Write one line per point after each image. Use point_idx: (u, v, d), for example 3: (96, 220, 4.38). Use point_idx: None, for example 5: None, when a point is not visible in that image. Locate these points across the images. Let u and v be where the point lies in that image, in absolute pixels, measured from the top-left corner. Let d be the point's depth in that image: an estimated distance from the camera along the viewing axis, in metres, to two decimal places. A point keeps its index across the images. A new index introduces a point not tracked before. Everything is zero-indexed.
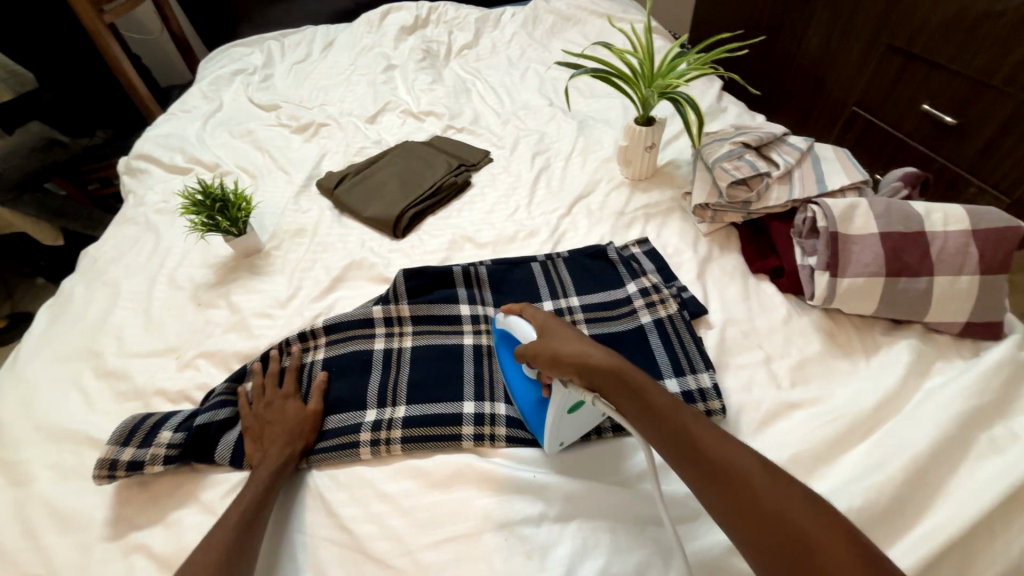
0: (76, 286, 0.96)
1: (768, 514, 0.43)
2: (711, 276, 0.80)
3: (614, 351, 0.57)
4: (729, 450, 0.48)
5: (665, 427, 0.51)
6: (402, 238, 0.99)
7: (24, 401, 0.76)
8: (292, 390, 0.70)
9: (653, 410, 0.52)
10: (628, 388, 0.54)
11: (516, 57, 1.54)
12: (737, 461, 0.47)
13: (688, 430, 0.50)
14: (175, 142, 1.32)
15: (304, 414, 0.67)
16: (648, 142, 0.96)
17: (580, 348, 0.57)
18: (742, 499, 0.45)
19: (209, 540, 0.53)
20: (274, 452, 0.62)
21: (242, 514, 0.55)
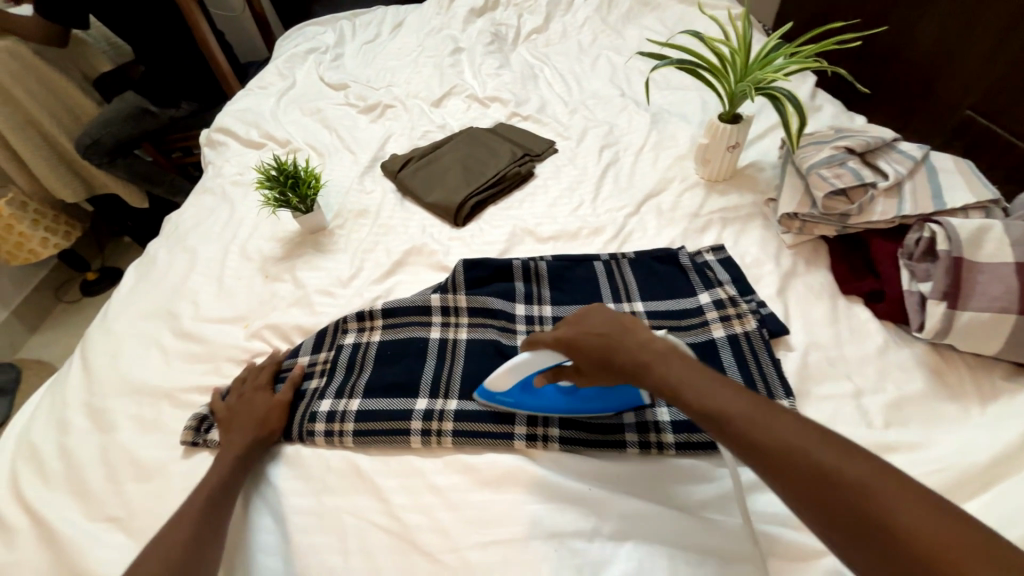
0: (159, 250, 1.03)
1: (842, 493, 0.38)
2: (795, 293, 0.73)
3: (612, 323, 0.57)
4: (782, 424, 0.43)
5: (705, 409, 0.46)
6: (462, 227, 0.98)
7: (111, 354, 0.82)
8: (266, 382, 0.73)
9: (691, 392, 0.48)
10: (660, 375, 0.50)
11: (587, 44, 1.48)
12: (756, 414, 0.44)
13: (729, 408, 0.45)
14: (250, 117, 1.38)
15: (271, 403, 0.69)
16: (731, 141, 0.88)
17: (610, 334, 0.55)
18: (808, 481, 0.39)
19: (166, 529, 0.55)
20: (237, 440, 0.64)
21: (201, 504, 0.57)
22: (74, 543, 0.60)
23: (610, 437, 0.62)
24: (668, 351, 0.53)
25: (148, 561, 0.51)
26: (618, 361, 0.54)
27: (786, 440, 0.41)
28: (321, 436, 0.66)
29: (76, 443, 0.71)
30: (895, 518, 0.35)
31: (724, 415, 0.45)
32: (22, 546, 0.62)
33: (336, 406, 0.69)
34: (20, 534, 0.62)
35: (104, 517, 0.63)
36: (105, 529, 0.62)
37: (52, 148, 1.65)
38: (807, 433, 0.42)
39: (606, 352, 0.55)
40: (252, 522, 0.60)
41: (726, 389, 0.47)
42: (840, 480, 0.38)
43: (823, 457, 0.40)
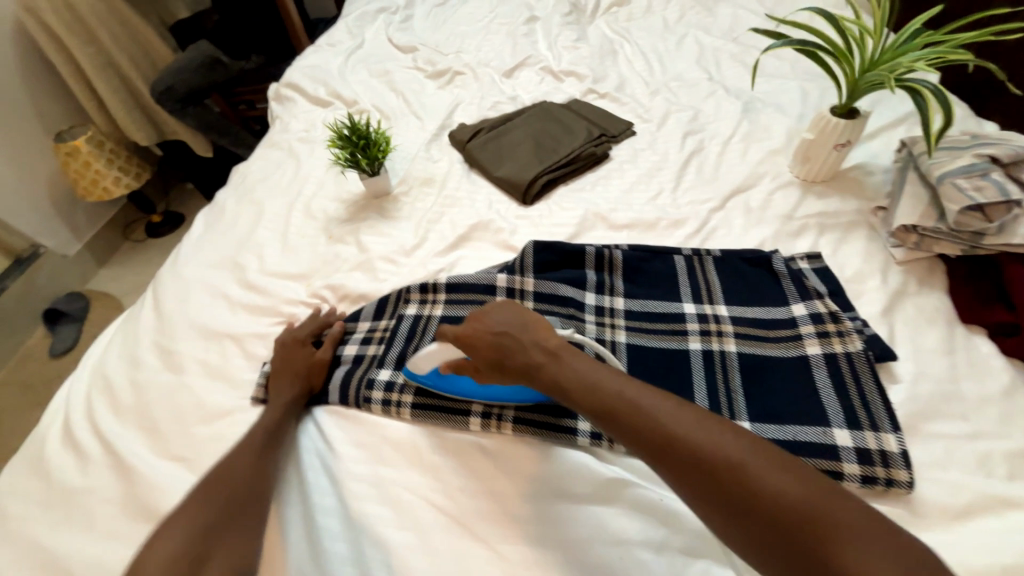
0: (228, 200, 1.04)
1: (723, 471, 0.42)
2: (903, 315, 0.66)
3: (509, 318, 0.57)
4: (666, 410, 0.46)
5: (600, 402, 0.48)
6: (530, 206, 0.94)
7: (182, 298, 0.84)
8: (308, 337, 0.74)
9: (585, 386, 0.49)
10: (555, 373, 0.51)
11: (673, 21, 1.37)
12: (651, 407, 0.46)
13: (621, 398, 0.48)
14: (319, 74, 1.36)
15: (311, 359, 0.70)
16: (841, 139, 0.79)
17: (511, 332, 0.55)
18: (692, 464, 0.43)
19: (213, 482, 0.55)
20: (283, 396, 0.66)
21: (251, 464, 0.57)
22: (144, 475, 0.62)
23: None
24: (561, 348, 0.53)
25: (203, 502, 0.53)
26: (515, 363, 0.53)
27: (671, 426, 0.45)
28: (378, 404, 0.66)
29: (147, 379, 0.73)
30: (765, 494, 0.40)
31: (617, 407, 0.47)
32: (95, 471, 0.64)
33: (395, 377, 0.67)
34: (94, 459, 0.65)
35: (170, 455, 0.65)
36: (169, 466, 0.64)
37: (128, 90, 1.70)
38: (690, 418, 0.45)
39: (501, 349, 0.54)
40: (306, 481, 0.60)
41: (616, 380, 0.50)
42: (720, 458, 0.42)
43: (705, 442, 0.43)
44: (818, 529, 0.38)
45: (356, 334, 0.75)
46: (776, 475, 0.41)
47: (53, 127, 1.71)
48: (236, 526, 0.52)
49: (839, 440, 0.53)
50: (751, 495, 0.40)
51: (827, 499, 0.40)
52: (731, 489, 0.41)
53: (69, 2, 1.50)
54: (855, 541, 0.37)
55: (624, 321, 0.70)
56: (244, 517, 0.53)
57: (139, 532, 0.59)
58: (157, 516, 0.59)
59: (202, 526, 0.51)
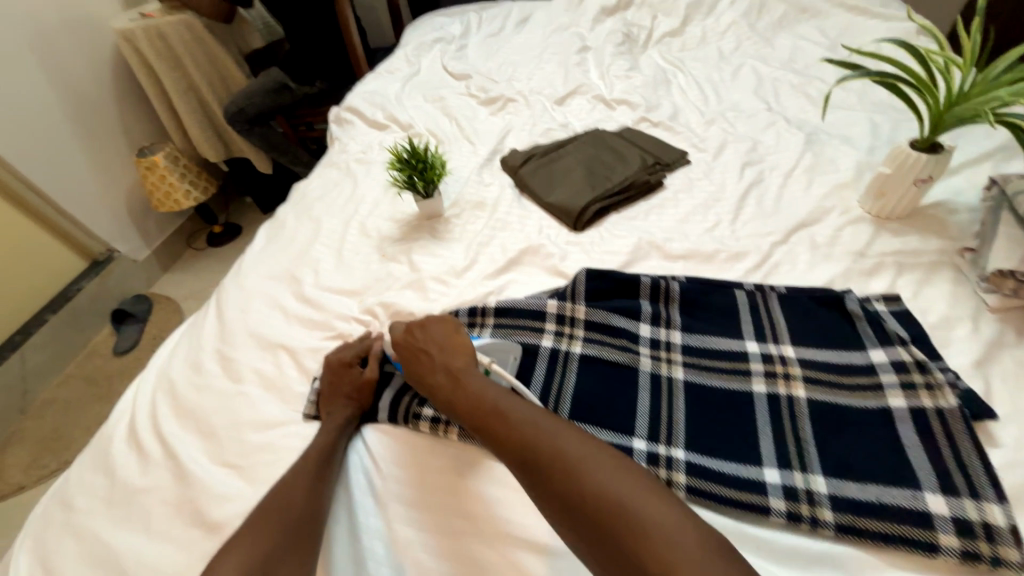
0: (289, 215, 1.09)
1: (562, 473, 0.48)
2: (1000, 369, 0.59)
3: (435, 336, 0.67)
4: (528, 420, 0.53)
5: (476, 413, 0.56)
6: (581, 232, 0.93)
7: (242, 308, 0.87)
8: (355, 356, 0.74)
9: (470, 400, 0.58)
10: (449, 390, 0.60)
11: (729, 51, 1.36)
12: (522, 417, 0.54)
13: (494, 410, 0.55)
14: (378, 99, 1.43)
15: (360, 378, 0.71)
16: (922, 174, 0.75)
17: (430, 348, 0.65)
18: (546, 469, 0.49)
19: (269, 506, 0.56)
20: (335, 416, 0.66)
21: (305, 487, 0.57)
22: (199, 480, 0.64)
23: (751, 501, 0.52)
24: (461, 369, 0.62)
25: (265, 522, 0.54)
26: (423, 378, 0.63)
27: (526, 434, 0.52)
28: (426, 424, 0.64)
29: (208, 385, 0.76)
30: (602, 498, 0.45)
31: (488, 417, 0.55)
32: (155, 473, 0.66)
33: None
34: (154, 461, 0.68)
35: (224, 462, 0.66)
36: (223, 473, 0.65)
37: (204, 111, 1.85)
38: (551, 429, 0.52)
39: (421, 362, 0.65)
40: (354, 501, 0.60)
41: (497, 395, 0.57)
42: (560, 461, 0.49)
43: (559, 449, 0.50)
44: (637, 529, 0.43)
45: None
46: (615, 482, 0.47)
47: (136, 143, 1.87)
48: (295, 546, 0.52)
49: (933, 506, 0.48)
50: (585, 497, 0.46)
51: (657, 506, 0.45)
52: (571, 492, 0.47)
53: (161, 33, 1.65)
54: (669, 541, 0.42)
55: (682, 356, 0.67)
56: (304, 537, 0.53)
57: (192, 537, 0.60)
58: (209, 524, 0.60)
59: (260, 552, 0.51)
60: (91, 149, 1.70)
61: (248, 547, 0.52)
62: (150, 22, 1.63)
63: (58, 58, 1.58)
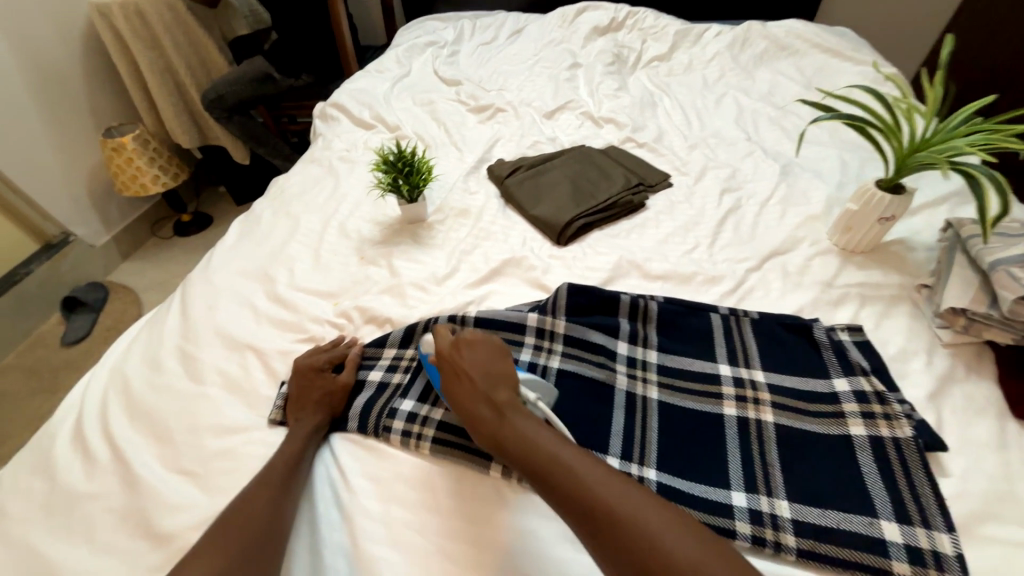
0: (265, 210, 1.05)
1: (646, 550, 0.43)
2: (951, 402, 0.63)
3: (481, 357, 0.59)
4: (592, 474, 0.48)
5: (531, 459, 0.50)
6: (564, 247, 0.94)
7: (209, 304, 0.83)
8: (328, 361, 0.72)
9: (524, 445, 0.51)
10: (499, 428, 0.53)
11: (712, 80, 1.41)
12: (586, 474, 0.48)
13: (554, 462, 0.49)
14: (366, 98, 1.41)
15: (333, 385, 0.69)
16: (886, 213, 0.79)
17: (476, 372, 0.58)
18: (620, 538, 0.44)
19: (230, 518, 0.53)
20: (304, 423, 0.64)
21: (270, 500, 0.54)
22: (151, 487, 0.60)
23: (717, 524, 0.53)
24: (509, 404, 0.55)
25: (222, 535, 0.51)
26: (465, 410, 0.56)
27: (597, 494, 0.46)
28: (398, 436, 0.63)
29: (167, 384, 0.72)
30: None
31: (544, 464, 0.49)
32: (101, 478, 0.62)
33: (418, 409, 0.66)
34: (102, 465, 0.63)
35: (179, 469, 0.63)
36: (178, 481, 0.62)
37: (180, 94, 1.78)
38: (629, 493, 0.47)
39: (468, 387, 0.57)
40: (319, 514, 0.58)
41: (556, 444, 0.51)
42: (641, 536, 0.43)
43: (627, 514, 0.45)
44: None
45: (382, 359, 0.74)
46: (701, 555, 0.43)
47: (104, 122, 1.77)
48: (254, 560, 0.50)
49: (888, 533, 0.50)
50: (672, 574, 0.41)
51: None
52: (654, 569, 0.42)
53: (140, 11, 1.58)
54: None
55: (657, 376, 0.68)
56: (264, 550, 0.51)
57: (140, 550, 0.56)
58: (160, 535, 0.57)
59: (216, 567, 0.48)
60: (54, 126, 1.60)
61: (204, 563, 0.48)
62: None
63: (23, 27, 1.48)
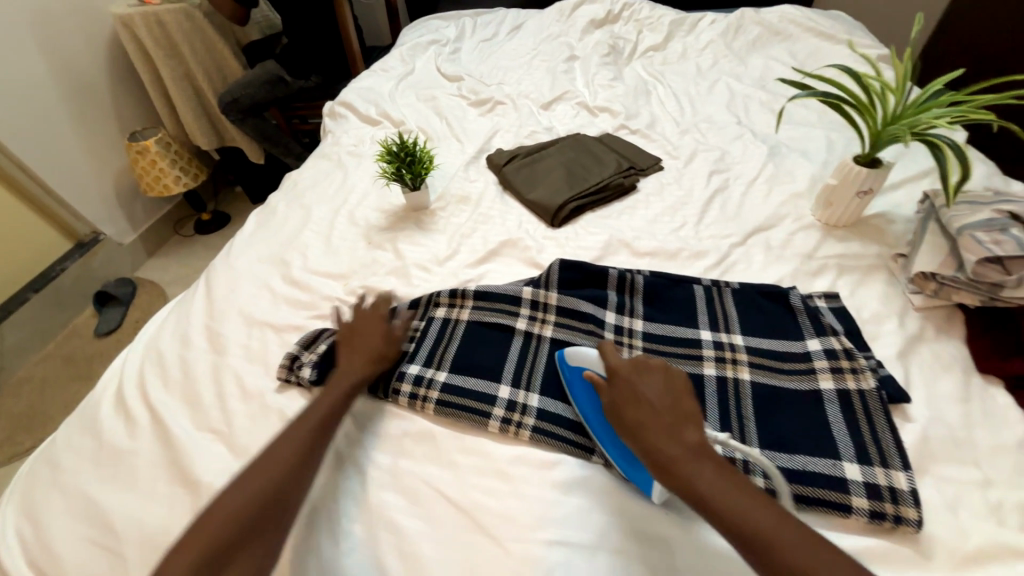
0: (280, 203, 1.13)
1: None
2: (919, 359, 0.67)
3: (664, 392, 0.56)
4: (797, 541, 0.45)
5: (729, 518, 0.47)
6: (558, 228, 0.99)
7: (231, 287, 0.91)
8: (388, 318, 0.75)
9: (720, 501, 0.48)
10: (693, 474, 0.49)
11: (706, 67, 1.45)
12: (790, 538, 0.45)
13: (763, 529, 0.46)
14: (372, 96, 1.48)
15: (386, 343, 0.72)
16: (864, 186, 0.83)
17: (658, 407, 0.54)
18: None
19: (259, 467, 0.55)
20: (345, 378, 0.66)
21: (293, 455, 0.57)
22: (183, 443, 0.68)
23: None
24: (702, 449, 0.51)
25: (247, 482, 0.54)
26: (650, 445, 0.51)
27: (811, 567, 0.43)
28: (406, 397, 0.69)
29: (195, 358, 0.79)
30: None
31: (743, 523, 0.46)
32: (141, 436, 0.70)
33: (424, 372, 0.72)
34: (140, 426, 0.71)
35: (208, 428, 0.70)
36: (207, 438, 0.69)
37: (197, 98, 1.87)
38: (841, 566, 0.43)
39: (649, 423, 0.53)
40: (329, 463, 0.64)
41: (757, 503, 0.47)
42: None
43: None
44: None
45: None
46: None
47: (128, 127, 1.88)
48: (274, 515, 0.53)
49: (849, 474, 0.54)
50: None
51: None
52: None
53: (160, 20, 1.67)
54: None
55: (642, 341, 0.72)
56: (286, 498, 0.54)
57: (177, 495, 0.64)
58: (193, 483, 0.64)
59: (244, 517, 0.51)
60: (82, 131, 1.71)
61: (232, 510, 0.52)
62: (148, 8, 1.65)
63: (53, 38, 1.58)
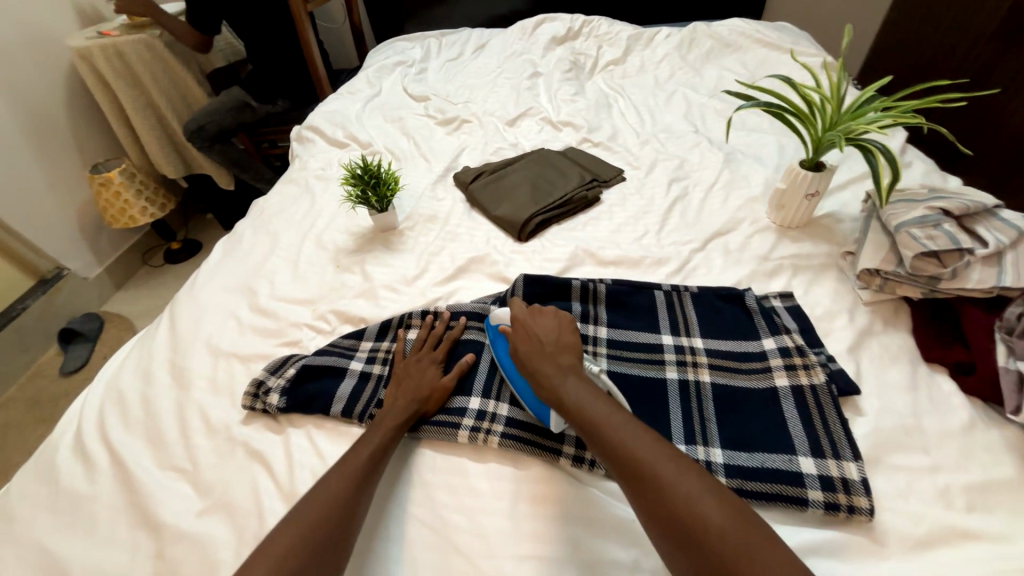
0: (246, 230, 1.12)
1: (656, 484, 0.48)
2: (869, 352, 0.70)
3: (553, 329, 0.67)
4: (621, 423, 0.54)
5: (575, 409, 0.57)
6: (525, 242, 1.01)
7: (195, 319, 0.90)
8: (440, 357, 0.73)
9: (571, 397, 0.58)
10: (560, 385, 0.59)
11: (664, 79, 1.50)
12: (614, 420, 0.54)
13: (604, 419, 0.54)
14: (338, 119, 1.49)
15: (436, 383, 0.70)
16: (811, 189, 0.86)
17: (543, 338, 0.66)
18: (639, 474, 0.49)
19: (310, 503, 0.54)
20: (393, 414, 0.65)
21: (345, 489, 0.56)
22: (146, 485, 0.66)
23: None
24: (573, 368, 0.62)
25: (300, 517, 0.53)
26: (533, 369, 0.62)
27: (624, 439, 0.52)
28: None
29: (158, 395, 0.78)
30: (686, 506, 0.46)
31: (582, 411, 0.56)
32: (100, 481, 0.68)
33: None
34: (100, 469, 0.69)
35: (172, 467, 0.69)
36: (172, 478, 0.67)
37: (162, 127, 1.86)
38: (651, 442, 0.52)
39: (533, 348, 0.65)
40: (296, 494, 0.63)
41: (600, 400, 0.57)
42: (652, 471, 0.49)
43: (643, 453, 0.51)
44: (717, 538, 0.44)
45: (360, 352, 0.80)
46: (711, 499, 0.46)
47: (90, 158, 1.84)
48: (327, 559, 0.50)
49: (806, 467, 0.56)
50: (675, 504, 0.46)
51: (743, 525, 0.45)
52: (659, 499, 0.47)
53: (119, 51, 1.66)
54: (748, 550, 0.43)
55: (606, 348, 0.73)
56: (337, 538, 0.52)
57: (139, 540, 0.62)
58: (157, 526, 0.62)
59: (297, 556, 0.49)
60: (42, 165, 1.66)
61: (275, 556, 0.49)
62: (107, 40, 1.63)
63: (7, 73, 1.54)
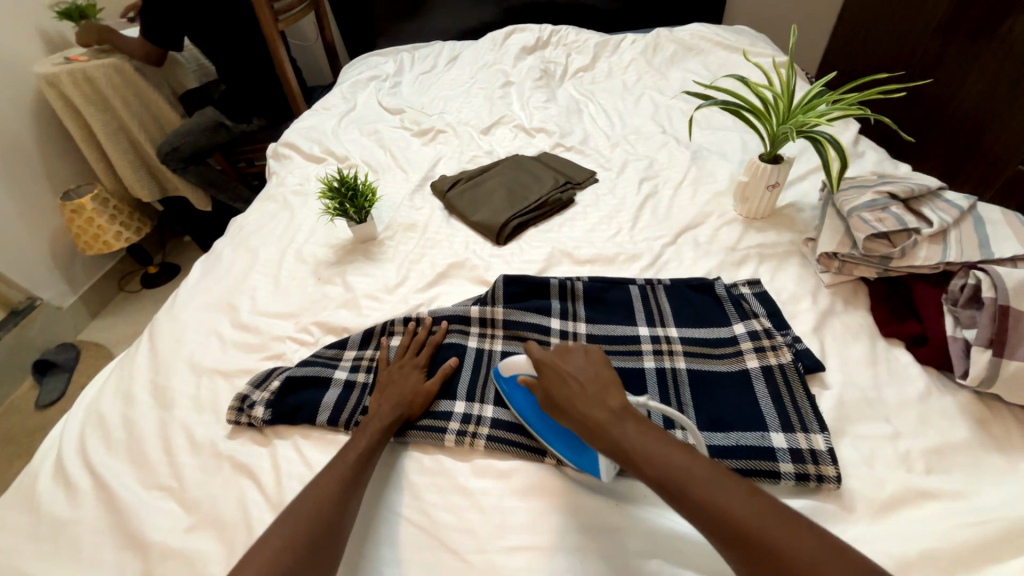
0: (225, 248, 1.12)
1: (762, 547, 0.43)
2: (832, 331, 0.74)
3: (589, 364, 0.60)
4: (704, 476, 0.48)
5: (645, 464, 0.50)
6: (503, 245, 1.03)
7: (176, 338, 0.89)
8: (423, 361, 0.75)
9: (636, 449, 0.51)
10: (617, 434, 0.53)
11: (631, 83, 1.55)
12: (697, 474, 0.48)
13: (684, 473, 0.49)
14: (314, 135, 1.50)
15: (420, 387, 0.71)
16: (772, 180, 0.91)
17: (583, 379, 0.58)
18: (739, 536, 0.44)
19: (296, 509, 0.55)
20: (378, 418, 0.66)
21: (332, 491, 0.57)
22: (132, 505, 0.65)
23: None
24: (624, 409, 0.55)
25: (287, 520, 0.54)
26: (578, 415, 0.55)
27: (712, 496, 0.47)
28: None
29: (140, 415, 0.77)
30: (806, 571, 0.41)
31: (655, 465, 0.50)
32: (83, 505, 0.67)
33: None
34: (83, 493, 0.68)
35: (158, 486, 0.68)
36: (158, 496, 0.67)
37: (135, 151, 1.84)
38: (741, 494, 0.46)
39: (573, 393, 0.57)
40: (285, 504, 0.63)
41: (671, 449, 0.51)
42: (754, 531, 0.44)
43: (738, 512, 0.45)
44: None
45: (344, 360, 0.80)
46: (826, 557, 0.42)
47: (60, 185, 1.81)
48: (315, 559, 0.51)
49: (777, 442, 0.59)
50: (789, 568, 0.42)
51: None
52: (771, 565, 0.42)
53: (89, 76, 1.64)
54: None
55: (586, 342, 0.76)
56: (326, 539, 0.53)
57: (126, 560, 0.61)
58: (143, 545, 0.62)
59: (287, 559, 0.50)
60: (10, 194, 1.63)
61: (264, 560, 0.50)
62: (75, 65, 1.62)
63: None
